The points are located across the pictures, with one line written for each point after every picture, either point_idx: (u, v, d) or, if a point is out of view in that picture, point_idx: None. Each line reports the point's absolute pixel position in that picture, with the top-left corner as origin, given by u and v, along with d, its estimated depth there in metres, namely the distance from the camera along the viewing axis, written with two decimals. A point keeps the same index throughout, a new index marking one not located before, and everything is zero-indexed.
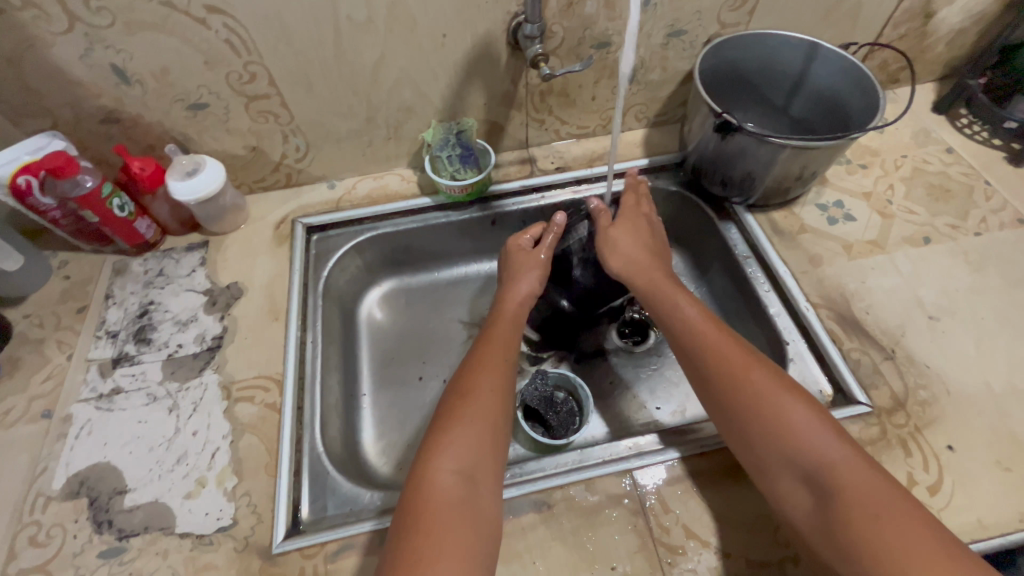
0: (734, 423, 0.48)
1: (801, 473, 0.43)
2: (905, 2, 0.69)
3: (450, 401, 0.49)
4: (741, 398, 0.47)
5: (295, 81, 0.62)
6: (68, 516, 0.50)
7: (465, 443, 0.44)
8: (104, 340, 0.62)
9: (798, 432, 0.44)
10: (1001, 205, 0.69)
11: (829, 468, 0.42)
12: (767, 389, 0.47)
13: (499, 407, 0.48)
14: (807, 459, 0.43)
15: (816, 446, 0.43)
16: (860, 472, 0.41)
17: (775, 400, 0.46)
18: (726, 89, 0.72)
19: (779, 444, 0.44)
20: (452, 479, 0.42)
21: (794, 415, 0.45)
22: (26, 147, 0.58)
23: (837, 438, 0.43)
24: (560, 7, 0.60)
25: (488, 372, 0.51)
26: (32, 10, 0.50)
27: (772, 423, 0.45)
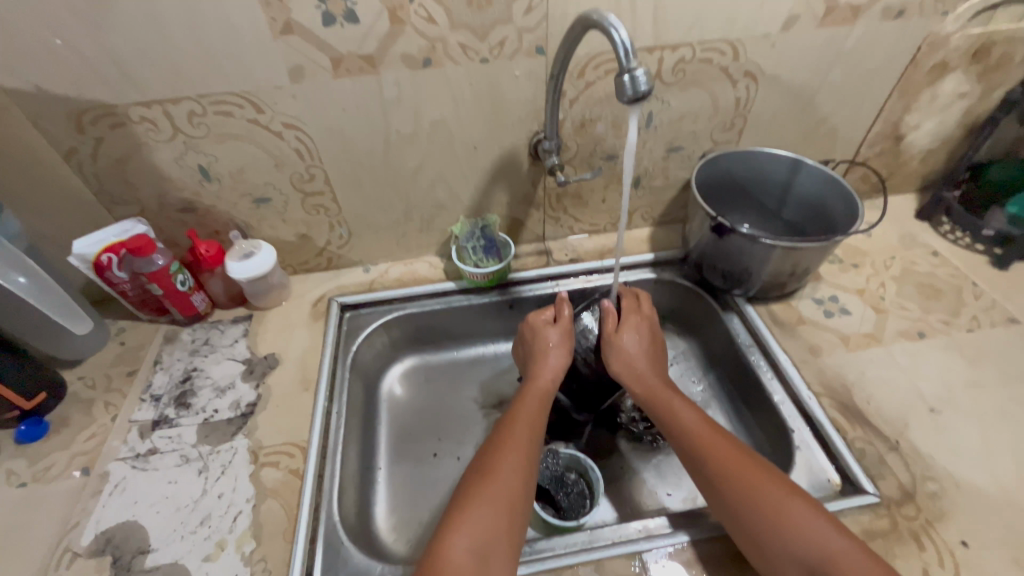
0: (734, 521, 0.50)
1: (804, 568, 0.45)
2: (876, 126, 0.79)
3: (471, 478, 0.52)
4: (738, 492, 0.50)
5: (347, 181, 0.72)
6: (90, 574, 0.52)
7: (481, 519, 0.47)
8: (148, 403, 0.67)
9: (799, 528, 0.46)
10: (991, 304, 0.73)
11: (830, 562, 0.43)
12: (765, 485, 0.49)
13: (518, 484, 0.51)
14: (810, 557, 0.44)
15: (816, 541, 0.45)
16: (861, 570, 0.42)
17: (771, 496, 0.48)
18: (722, 195, 0.81)
19: (781, 538, 0.46)
20: (465, 555, 0.44)
21: (793, 510, 0.47)
22: (114, 230, 0.68)
23: (839, 534, 0.45)
24: (574, 128, 0.71)
25: (508, 452, 0.53)
26: (146, 124, 0.62)
27: (773, 518, 0.47)
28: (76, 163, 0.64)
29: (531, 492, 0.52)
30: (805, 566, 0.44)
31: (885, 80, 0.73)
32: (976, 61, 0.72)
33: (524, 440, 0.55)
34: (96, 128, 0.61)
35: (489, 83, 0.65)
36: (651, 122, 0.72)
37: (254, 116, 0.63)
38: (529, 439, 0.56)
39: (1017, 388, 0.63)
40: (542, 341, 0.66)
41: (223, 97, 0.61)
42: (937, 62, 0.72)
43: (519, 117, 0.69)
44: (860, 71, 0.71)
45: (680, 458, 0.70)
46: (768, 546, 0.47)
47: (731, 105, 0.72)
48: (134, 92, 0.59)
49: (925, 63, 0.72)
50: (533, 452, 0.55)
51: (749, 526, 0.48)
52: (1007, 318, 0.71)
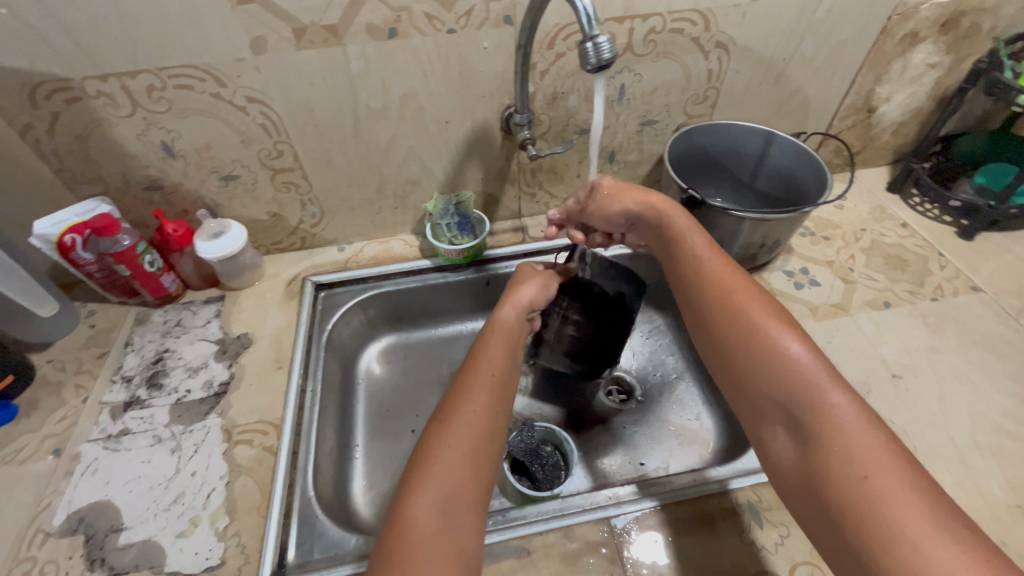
0: (726, 356, 0.51)
1: (786, 418, 0.45)
2: (848, 98, 0.79)
3: (429, 432, 0.49)
4: (735, 324, 0.50)
5: (316, 158, 0.71)
6: (63, 553, 0.52)
7: (446, 474, 0.45)
8: (119, 385, 0.66)
9: (791, 373, 0.45)
10: (955, 273, 0.75)
11: (818, 413, 0.43)
12: (759, 319, 0.49)
13: (482, 432, 0.49)
14: (794, 402, 0.44)
15: (809, 389, 0.44)
16: (852, 422, 0.42)
17: (763, 339, 0.48)
18: (695, 168, 0.81)
19: (770, 381, 0.46)
20: (430, 513, 0.42)
21: (786, 352, 0.46)
22: (77, 210, 0.66)
23: (832, 386, 0.44)
24: (546, 101, 0.71)
25: (469, 397, 0.52)
26: (104, 99, 0.60)
27: (762, 358, 0.47)
28: (33, 140, 0.62)
29: (496, 440, 0.51)
30: (784, 410, 0.45)
31: (856, 50, 0.73)
32: (947, 31, 0.73)
33: (486, 383, 0.54)
34: (52, 103, 0.59)
35: (457, 55, 0.64)
36: (623, 95, 0.71)
37: (217, 90, 0.62)
38: (494, 386, 0.54)
39: (977, 353, 0.65)
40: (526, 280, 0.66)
41: (183, 70, 0.59)
42: (907, 32, 0.72)
43: (489, 90, 0.68)
44: (832, 42, 0.71)
45: (650, 430, 0.72)
46: (752, 389, 0.48)
47: (704, 77, 0.72)
48: (90, 65, 0.57)
49: (895, 33, 0.72)
50: (497, 395, 0.53)
51: (739, 365, 0.49)
52: (970, 286, 0.73)
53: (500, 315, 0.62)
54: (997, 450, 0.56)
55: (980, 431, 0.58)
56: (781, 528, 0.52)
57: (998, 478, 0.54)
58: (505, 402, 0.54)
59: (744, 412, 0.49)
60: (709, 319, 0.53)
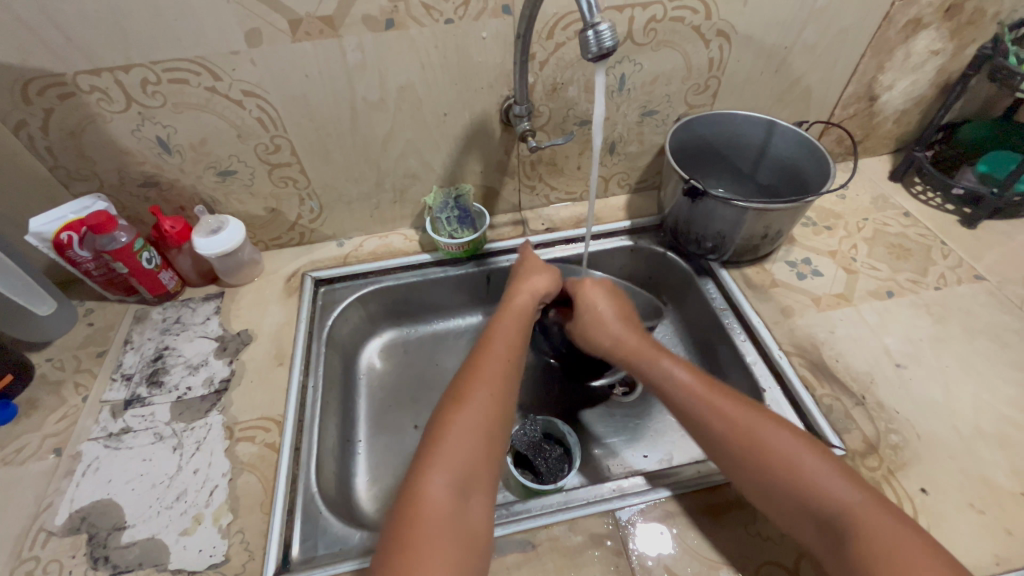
0: (745, 480, 0.50)
1: (819, 522, 0.45)
2: (850, 87, 0.79)
3: (442, 409, 0.51)
4: (744, 444, 0.50)
5: (314, 152, 0.70)
6: (66, 552, 0.52)
7: (460, 451, 0.47)
8: (119, 383, 0.66)
9: (790, 468, 0.47)
10: (958, 262, 0.74)
11: (848, 513, 0.44)
12: (747, 420, 0.51)
13: (494, 411, 0.51)
14: (806, 499, 0.46)
15: (811, 478, 0.46)
16: (878, 521, 0.43)
17: (758, 440, 0.49)
18: (696, 159, 0.81)
19: (796, 494, 0.46)
20: (444, 492, 0.44)
21: (778, 447, 0.49)
22: (72, 207, 0.65)
23: (828, 469, 0.47)
24: (545, 92, 0.70)
25: (482, 376, 0.54)
26: (98, 94, 0.59)
27: (769, 461, 0.48)
28: (26, 137, 0.61)
29: (507, 420, 0.52)
30: (808, 509, 0.46)
31: (859, 36, 0.72)
32: (950, 17, 0.72)
33: (498, 365, 0.56)
34: (45, 99, 0.58)
35: (455, 45, 0.63)
36: (623, 85, 0.71)
37: (212, 83, 0.61)
38: (506, 371, 0.56)
39: (981, 342, 0.65)
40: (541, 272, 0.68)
41: (177, 64, 0.58)
42: (910, 18, 0.71)
43: (488, 82, 0.67)
44: (835, 28, 0.70)
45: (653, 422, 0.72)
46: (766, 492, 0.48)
47: (705, 65, 0.71)
48: (82, 59, 0.56)
49: (898, 20, 0.71)
50: (508, 378, 0.55)
51: (761, 487, 0.49)
52: (973, 275, 0.72)
53: (515, 300, 0.65)
54: (1001, 438, 0.56)
55: (985, 419, 0.58)
56: None
57: (1003, 467, 0.54)
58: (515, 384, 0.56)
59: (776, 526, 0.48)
60: (713, 442, 0.52)
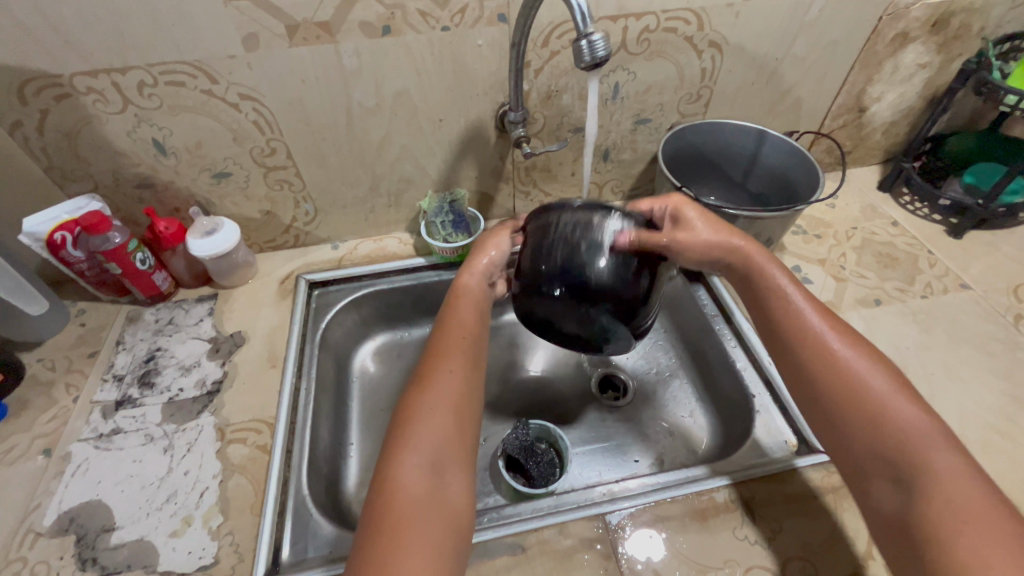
0: (828, 412, 0.48)
1: (892, 472, 0.44)
2: (840, 98, 0.80)
3: (410, 395, 0.50)
4: (837, 381, 0.48)
5: (310, 155, 0.71)
6: (53, 553, 0.52)
7: (429, 435, 0.46)
8: (110, 383, 0.66)
9: (897, 431, 0.44)
10: (944, 271, 0.76)
11: (924, 468, 0.42)
12: (872, 382, 0.47)
13: (460, 390, 0.50)
14: (897, 457, 0.44)
15: (918, 447, 0.43)
16: (959, 483, 0.41)
17: (852, 374, 0.48)
18: (689, 167, 0.82)
19: (872, 433, 0.45)
20: (417, 477, 0.43)
21: (896, 412, 0.45)
22: (66, 207, 0.66)
23: (943, 448, 0.43)
24: (540, 99, 0.71)
25: (444, 357, 0.53)
26: (94, 95, 0.59)
27: (874, 415, 0.46)
28: (21, 137, 0.61)
29: (475, 396, 0.52)
30: (890, 464, 0.44)
31: (848, 49, 0.73)
32: (936, 32, 0.73)
33: (461, 343, 0.54)
34: (40, 100, 0.59)
35: (451, 52, 0.63)
36: (617, 94, 0.72)
37: (209, 86, 0.61)
38: (469, 347, 0.55)
39: (965, 350, 0.66)
40: (489, 241, 0.62)
41: (174, 66, 0.59)
42: (898, 32, 0.72)
43: (483, 88, 0.68)
44: (824, 42, 0.72)
45: (646, 427, 0.73)
46: (855, 440, 0.46)
47: (697, 76, 0.72)
48: (79, 61, 0.56)
49: (886, 34, 0.72)
50: (472, 355, 0.54)
51: (839, 417, 0.48)
52: (959, 285, 0.74)
53: (465, 277, 0.60)
54: (984, 445, 0.57)
55: (968, 426, 0.59)
56: (773, 523, 0.53)
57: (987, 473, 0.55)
58: (481, 361, 0.55)
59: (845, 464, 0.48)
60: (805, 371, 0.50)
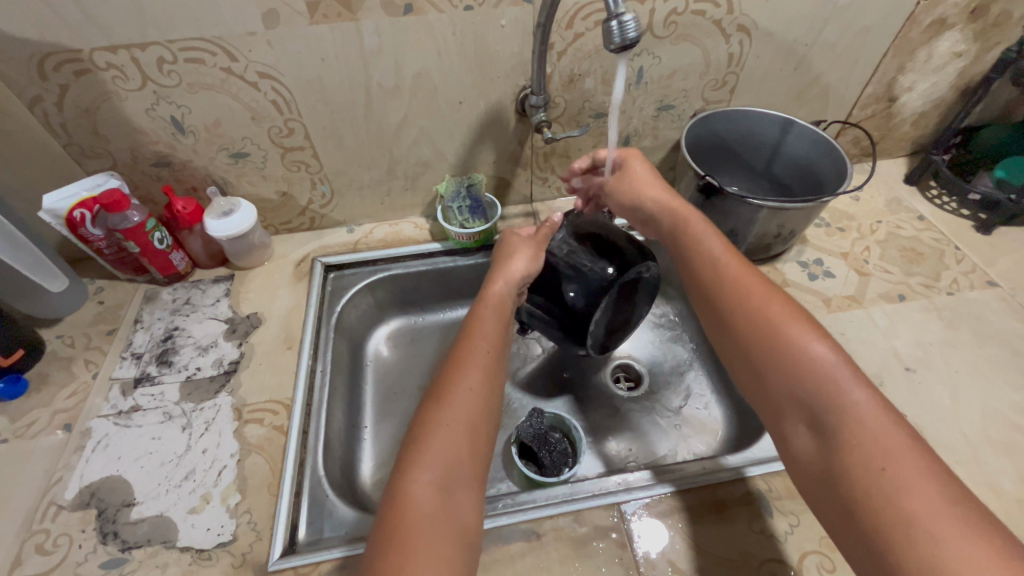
0: (748, 358, 0.50)
1: (810, 416, 0.44)
2: (870, 87, 0.78)
3: (427, 407, 0.49)
4: (756, 326, 0.49)
5: (327, 137, 0.70)
6: (75, 526, 0.52)
7: (443, 450, 0.45)
8: (129, 361, 0.66)
9: (810, 372, 0.45)
10: (971, 267, 0.74)
11: (842, 409, 0.42)
12: (787, 326, 0.48)
13: (478, 408, 0.49)
14: (811, 400, 0.44)
15: (831, 386, 0.43)
16: (876, 423, 0.41)
17: (771, 321, 0.49)
18: (711, 156, 0.80)
19: (790, 377, 0.46)
20: (429, 491, 0.43)
21: (808, 353, 0.45)
22: (85, 185, 0.65)
23: (858, 386, 0.43)
24: (562, 83, 0.69)
25: (464, 368, 0.52)
26: (114, 71, 0.59)
27: (787, 360, 0.46)
28: (41, 113, 0.61)
29: (492, 417, 0.50)
30: (803, 406, 0.44)
31: (882, 36, 0.71)
32: (975, 19, 0.71)
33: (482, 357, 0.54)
34: (60, 75, 0.58)
35: (473, 33, 0.62)
36: (641, 78, 0.70)
37: (228, 64, 0.60)
38: (491, 360, 0.54)
39: (991, 348, 0.65)
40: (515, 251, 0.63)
41: (194, 43, 0.58)
42: (934, 19, 0.70)
43: (505, 71, 0.67)
44: (857, 27, 0.69)
45: (658, 417, 0.72)
46: (771, 384, 0.47)
47: (724, 61, 0.70)
48: (99, 36, 0.56)
49: (922, 20, 0.70)
50: (493, 368, 0.53)
51: (759, 362, 0.48)
52: (986, 281, 0.72)
53: (492, 289, 0.60)
54: (1008, 444, 0.56)
55: (992, 425, 0.58)
56: (790, 518, 0.52)
57: (1010, 473, 0.54)
58: (501, 377, 0.54)
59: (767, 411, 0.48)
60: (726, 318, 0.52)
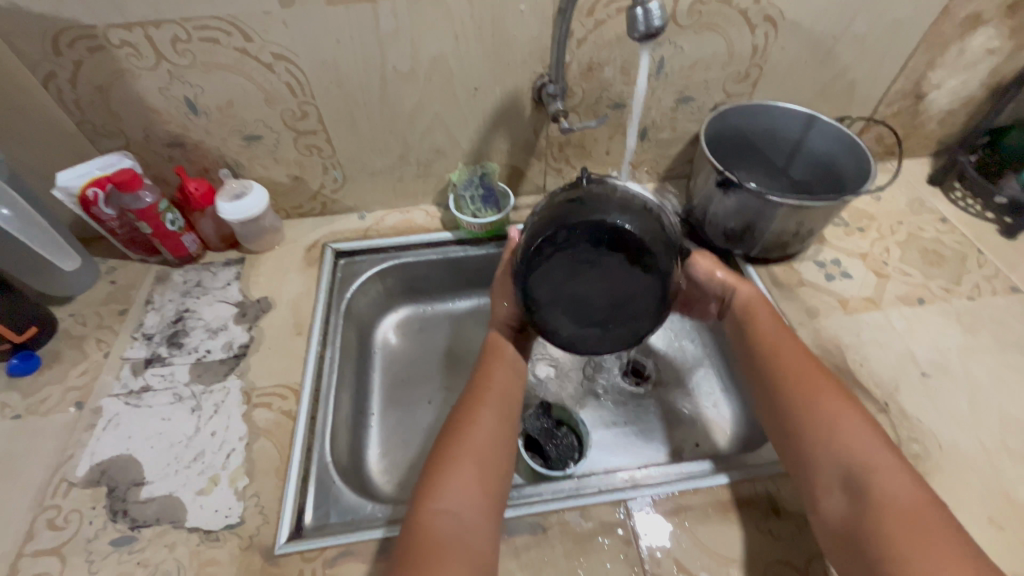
0: (787, 414, 0.51)
1: (844, 476, 0.46)
2: (896, 83, 0.76)
3: (443, 441, 0.51)
4: (799, 385, 0.52)
5: (341, 121, 0.69)
6: (86, 503, 0.53)
7: (461, 481, 0.47)
8: (139, 341, 0.67)
9: (852, 436, 0.47)
10: (994, 272, 0.72)
11: (875, 476, 0.44)
12: (827, 390, 0.51)
13: (491, 442, 0.51)
14: (851, 462, 0.46)
15: (869, 453, 0.46)
16: (907, 492, 0.43)
17: (813, 384, 0.51)
18: (730, 150, 0.78)
19: (829, 438, 0.48)
20: (450, 519, 0.44)
21: (847, 424, 0.48)
22: (99, 163, 0.66)
23: (891, 457, 0.45)
24: (580, 71, 0.68)
25: (480, 406, 0.54)
26: (128, 48, 0.58)
27: (829, 431, 0.48)
28: (55, 89, 0.61)
29: (506, 450, 0.51)
30: (840, 465, 0.46)
31: (913, 30, 0.69)
32: (1010, 14, 0.68)
33: (493, 394, 0.55)
34: (74, 52, 0.58)
35: (491, 17, 0.61)
36: (662, 69, 0.68)
37: (243, 44, 0.60)
38: (502, 399, 0.55)
39: (1011, 355, 0.63)
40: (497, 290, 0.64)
41: (208, 21, 0.57)
42: (968, 14, 0.68)
43: (523, 57, 0.65)
44: (888, 20, 0.67)
45: (668, 414, 0.72)
46: (807, 441, 0.49)
47: (748, 52, 0.68)
48: (113, 12, 0.55)
49: (956, 14, 0.67)
50: (507, 404, 0.55)
51: (797, 415, 0.50)
52: (1009, 287, 0.70)
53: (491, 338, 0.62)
54: None
55: (1010, 434, 0.57)
56: (799, 520, 0.52)
57: None
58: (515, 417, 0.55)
59: (797, 464, 0.49)
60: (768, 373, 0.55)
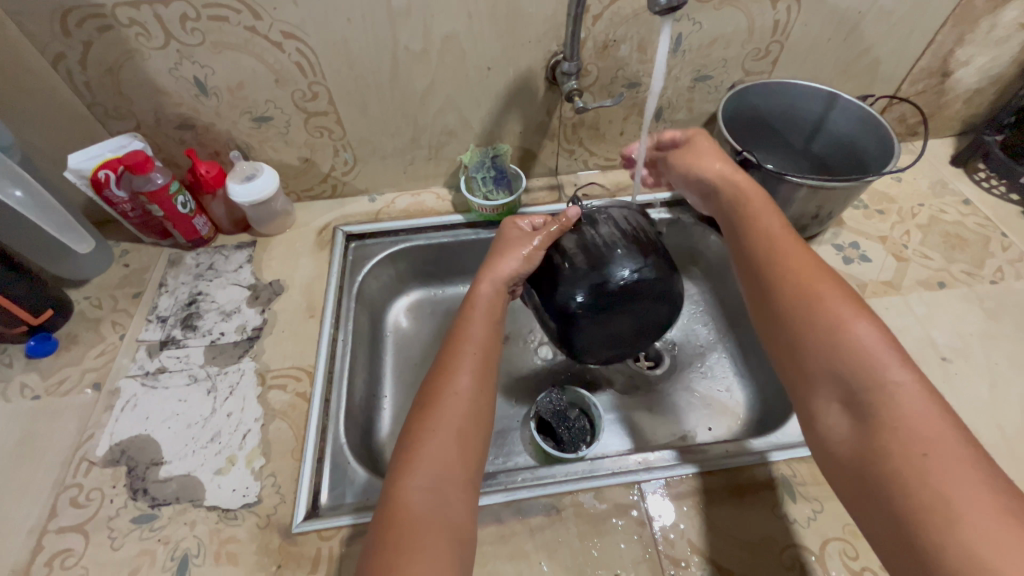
0: (787, 334, 0.47)
1: (844, 396, 0.41)
2: (922, 61, 0.73)
3: (414, 417, 0.48)
4: (799, 301, 0.47)
5: (351, 102, 0.68)
6: (106, 482, 0.54)
7: (435, 454, 0.45)
8: (154, 324, 0.67)
9: (854, 351, 0.41)
10: (1018, 256, 0.70)
11: (881, 395, 0.39)
12: (834, 301, 0.45)
13: (466, 410, 0.48)
14: (852, 381, 0.41)
15: (873, 366, 0.40)
16: (921, 411, 0.37)
17: (813, 296, 0.46)
18: (747, 131, 0.77)
19: (829, 357, 0.43)
20: (420, 495, 0.42)
21: (855, 331, 0.42)
22: (110, 145, 0.65)
23: (901, 367, 0.40)
24: (596, 49, 0.66)
25: (452, 368, 0.51)
26: (137, 28, 0.57)
27: (832, 344, 0.43)
28: (65, 70, 0.60)
29: (482, 419, 0.49)
30: (841, 386, 0.41)
31: (943, 4, 0.66)
32: None
33: (469, 357, 0.52)
34: (83, 31, 0.57)
35: None
36: (679, 47, 0.66)
37: (252, 23, 0.58)
38: (481, 358, 0.53)
39: None
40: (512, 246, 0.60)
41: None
42: None
43: (537, 35, 0.64)
44: None
45: (681, 398, 0.71)
46: (808, 361, 0.44)
47: (769, 29, 0.66)
48: None
49: None
50: (485, 364, 0.53)
51: (798, 335, 0.46)
52: None
53: (479, 290, 0.58)
54: None
55: None
56: (814, 504, 0.52)
57: None
58: (495, 376, 0.53)
59: (801, 389, 0.45)
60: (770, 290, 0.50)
